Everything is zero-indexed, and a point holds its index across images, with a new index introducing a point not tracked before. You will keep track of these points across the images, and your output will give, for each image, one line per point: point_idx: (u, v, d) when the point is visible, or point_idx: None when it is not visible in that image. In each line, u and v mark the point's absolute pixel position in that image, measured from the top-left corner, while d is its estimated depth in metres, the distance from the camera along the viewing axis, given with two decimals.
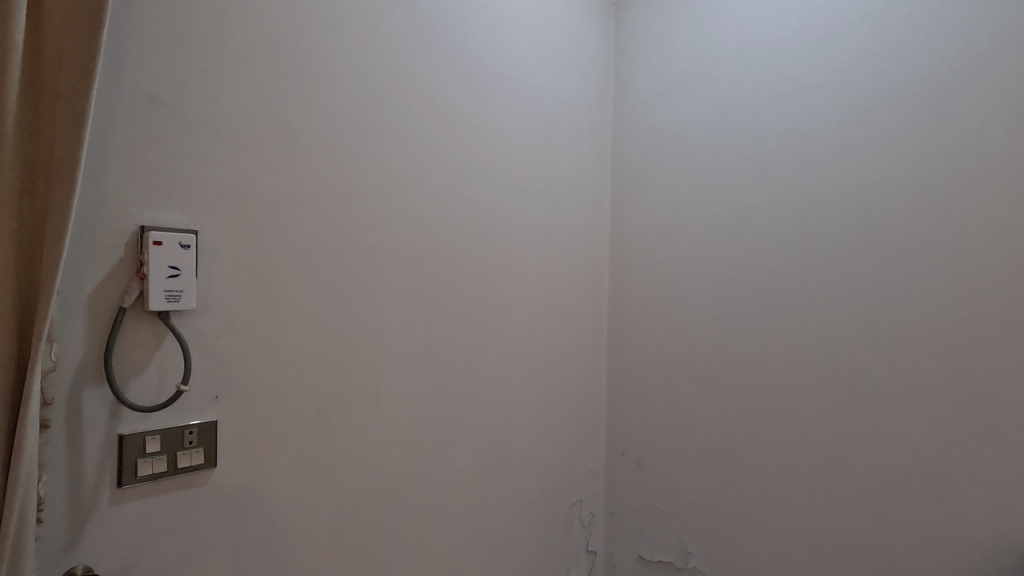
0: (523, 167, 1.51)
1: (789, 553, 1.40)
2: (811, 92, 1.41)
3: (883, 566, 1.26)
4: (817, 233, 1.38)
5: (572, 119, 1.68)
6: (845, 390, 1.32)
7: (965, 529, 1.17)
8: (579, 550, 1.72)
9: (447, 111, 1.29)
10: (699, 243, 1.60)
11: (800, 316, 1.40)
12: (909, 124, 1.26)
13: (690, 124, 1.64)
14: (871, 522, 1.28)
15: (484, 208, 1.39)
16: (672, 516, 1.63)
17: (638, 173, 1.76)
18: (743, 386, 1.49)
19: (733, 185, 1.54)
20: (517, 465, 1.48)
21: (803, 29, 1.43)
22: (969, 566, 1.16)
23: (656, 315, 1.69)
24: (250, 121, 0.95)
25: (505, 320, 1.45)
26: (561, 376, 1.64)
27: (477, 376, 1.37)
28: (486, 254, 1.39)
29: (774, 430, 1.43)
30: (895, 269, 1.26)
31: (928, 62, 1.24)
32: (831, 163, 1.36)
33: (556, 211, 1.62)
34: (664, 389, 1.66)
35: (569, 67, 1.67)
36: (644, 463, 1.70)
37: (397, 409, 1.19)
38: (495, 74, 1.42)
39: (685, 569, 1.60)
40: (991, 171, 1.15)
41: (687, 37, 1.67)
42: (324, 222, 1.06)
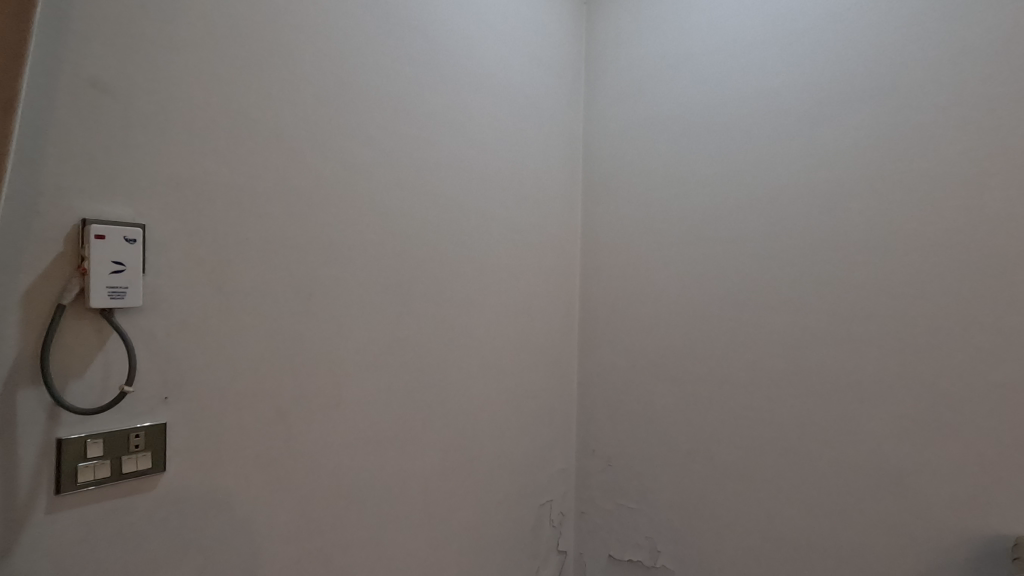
0: (490, 164, 1.49)
1: (755, 550, 1.41)
2: (778, 91, 1.42)
3: (845, 561, 1.28)
4: (782, 230, 1.40)
5: (543, 116, 1.68)
6: (808, 386, 1.34)
7: (923, 523, 1.19)
8: (549, 550, 1.71)
9: (414, 104, 1.27)
10: (668, 242, 1.60)
11: (767, 312, 1.42)
12: (870, 125, 1.28)
13: (660, 120, 1.64)
14: (834, 515, 1.30)
15: (450, 201, 1.36)
16: (641, 515, 1.63)
17: (609, 170, 1.76)
18: (710, 382, 1.50)
19: (701, 183, 1.55)
20: (485, 467, 1.46)
21: (768, 31, 1.45)
22: (927, 560, 1.19)
23: (626, 312, 1.69)
24: (203, 111, 0.92)
25: (474, 317, 1.43)
26: (531, 372, 1.63)
27: (444, 375, 1.35)
28: (454, 250, 1.37)
29: (742, 427, 1.45)
30: (857, 265, 1.29)
31: (889, 64, 1.27)
32: (798, 161, 1.38)
33: (525, 208, 1.61)
34: (634, 387, 1.66)
35: (539, 64, 1.66)
36: (613, 463, 1.70)
37: (361, 409, 1.16)
38: (464, 66, 1.40)
39: (654, 568, 1.60)
40: (948, 170, 1.19)
41: (657, 37, 1.67)
42: (282, 218, 1.02)
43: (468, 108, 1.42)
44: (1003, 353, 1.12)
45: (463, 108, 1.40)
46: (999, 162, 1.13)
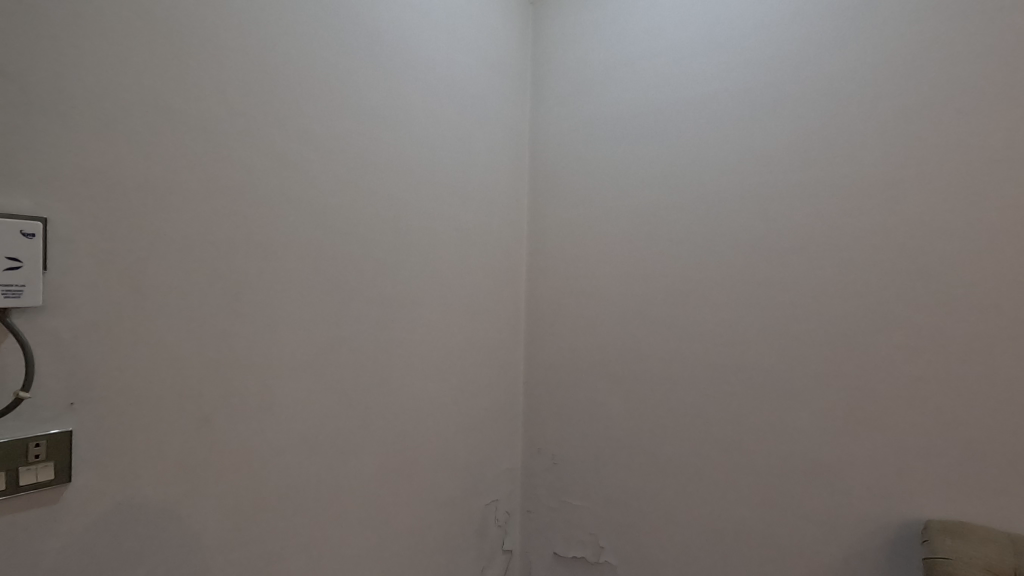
0: (434, 161, 1.47)
1: (692, 543, 1.45)
2: (716, 95, 1.47)
3: (776, 551, 1.33)
4: (719, 231, 1.44)
5: (488, 114, 1.67)
6: (741, 382, 1.39)
7: (847, 512, 1.25)
8: (495, 550, 1.70)
9: (353, 97, 1.24)
10: (611, 241, 1.63)
11: (704, 310, 1.46)
12: (799, 130, 1.34)
13: (604, 121, 1.67)
14: (766, 506, 1.35)
15: (391, 198, 1.34)
16: (585, 512, 1.65)
17: (556, 168, 1.77)
18: (650, 379, 1.53)
19: (644, 183, 1.58)
20: (428, 468, 1.44)
21: (707, 36, 1.49)
22: (850, 547, 1.24)
23: (571, 311, 1.70)
24: (116, 98, 0.86)
25: (416, 315, 1.41)
26: (476, 371, 1.62)
27: (385, 375, 1.32)
28: (395, 249, 1.35)
29: (681, 424, 1.48)
30: (787, 265, 1.34)
31: (817, 72, 1.32)
32: (735, 164, 1.43)
33: (470, 207, 1.59)
34: (578, 385, 1.68)
35: (485, 61, 1.65)
36: (558, 461, 1.71)
37: (294, 412, 1.12)
38: (406, 61, 1.38)
39: (597, 564, 1.62)
40: (868, 176, 1.25)
41: (601, 39, 1.69)
42: (206, 212, 0.97)
43: (411, 104, 1.39)
44: (917, 348, 1.19)
45: (406, 104, 1.38)
46: (913, 169, 1.21)
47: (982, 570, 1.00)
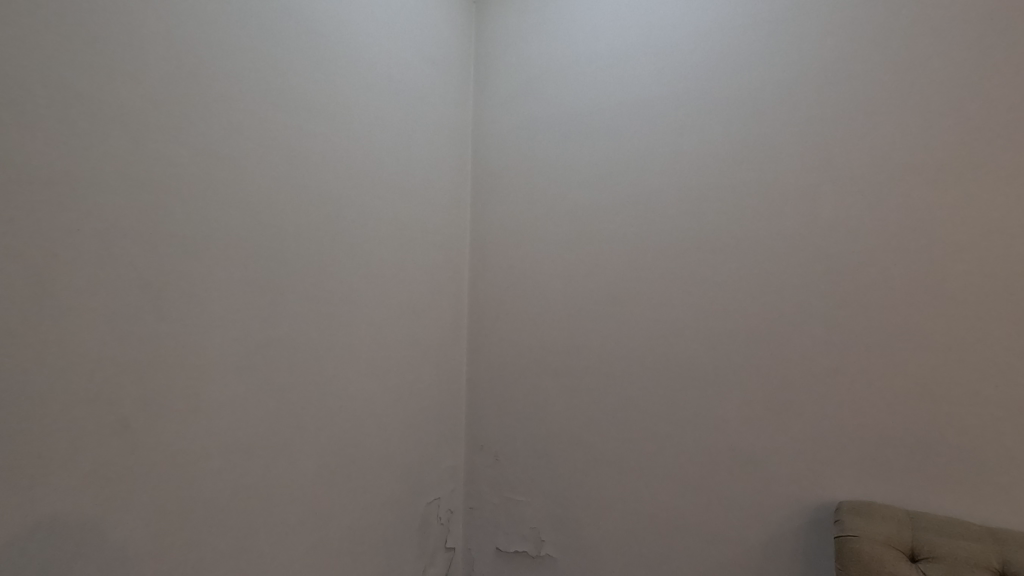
0: (374, 158, 1.45)
1: (630, 532, 1.50)
2: (652, 100, 1.52)
3: (705, 536, 1.40)
4: (654, 231, 1.50)
5: (431, 112, 1.66)
6: (675, 375, 1.45)
7: (771, 497, 1.32)
8: (437, 548, 1.69)
9: (289, 91, 1.21)
10: (552, 240, 1.66)
11: (640, 308, 1.51)
12: (728, 137, 1.41)
13: (546, 122, 1.69)
14: (698, 494, 1.41)
15: (329, 195, 1.31)
16: (527, 507, 1.67)
17: (498, 168, 1.78)
18: (590, 374, 1.57)
19: (583, 184, 1.61)
20: (368, 469, 1.43)
21: (644, 43, 1.55)
22: (772, 530, 1.32)
23: (513, 309, 1.72)
24: (26, 78, 0.79)
25: (356, 314, 1.39)
26: (418, 369, 1.61)
27: (322, 375, 1.30)
28: (332, 247, 1.32)
29: (619, 417, 1.52)
30: (716, 264, 1.41)
31: (744, 82, 1.40)
32: (668, 167, 1.49)
33: (411, 204, 1.58)
34: (520, 381, 1.70)
35: (427, 58, 1.65)
36: (501, 457, 1.72)
37: (225, 414, 1.08)
38: (345, 55, 1.36)
39: (539, 557, 1.65)
40: (789, 181, 1.33)
41: (543, 41, 1.72)
42: (126, 204, 0.91)
43: (350, 100, 1.37)
44: (832, 341, 1.27)
45: (344, 99, 1.35)
46: (829, 175, 1.29)
47: (884, 545, 1.09)
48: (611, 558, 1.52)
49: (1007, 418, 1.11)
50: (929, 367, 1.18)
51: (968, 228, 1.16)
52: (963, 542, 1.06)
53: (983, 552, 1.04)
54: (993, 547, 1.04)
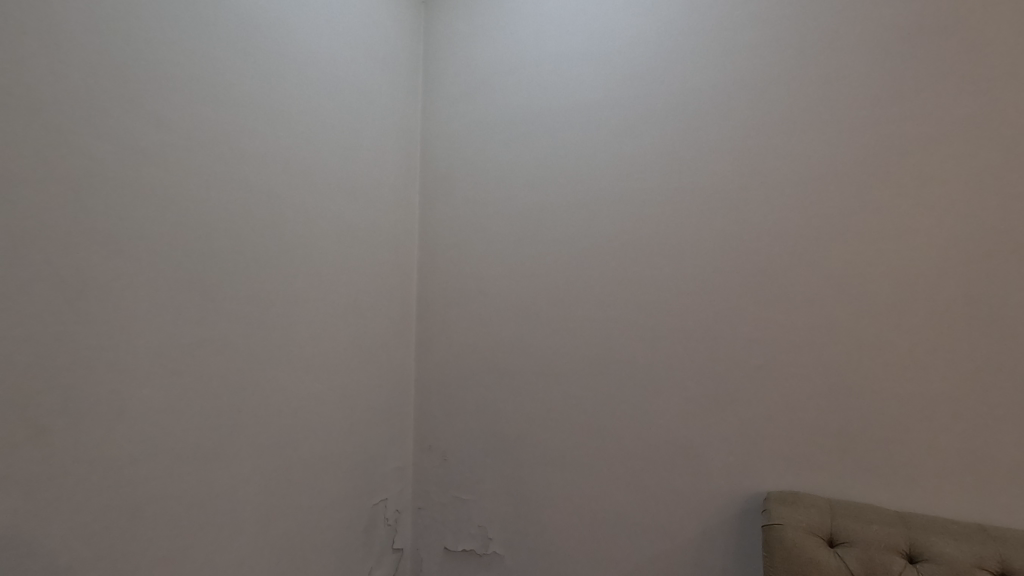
0: (317, 157, 1.43)
1: (576, 528, 1.53)
2: (595, 104, 1.56)
3: (647, 529, 1.44)
4: (598, 233, 1.53)
5: (377, 110, 1.65)
6: (619, 374, 1.49)
7: (708, 489, 1.37)
8: (384, 550, 1.67)
9: (226, 87, 1.18)
10: (500, 240, 1.67)
11: (585, 308, 1.54)
12: (667, 142, 1.46)
13: (493, 123, 1.71)
14: (641, 488, 1.45)
15: (268, 194, 1.28)
16: (475, 505, 1.68)
17: (446, 168, 1.78)
18: (537, 373, 1.59)
19: (530, 186, 1.63)
20: (311, 471, 1.40)
21: (588, 49, 1.58)
22: (710, 522, 1.37)
23: (461, 309, 1.72)
24: None
25: (298, 315, 1.37)
26: (363, 370, 1.59)
27: (262, 377, 1.27)
28: (271, 246, 1.29)
29: (564, 415, 1.55)
30: (656, 266, 1.46)
31: (681, 89, 1.45)
32: (611, 171, 1.52)
33: (356, 204, 1.56)
34: (468, 381, 1.70)
35: (374, 58, 1.64)
36: (449, 457, 1.73)
37: (156, 418, 1.04)
38: (286, 52, 1.33)
39: (486, 555, 1.66)
40: (725, 185, 1.39)
41: (491, 43, 1.73)
42: (44, 200, 0.86)
43: (292, 97, 1.35)
44: (764, 339, 1.33)
45: (285, 96, 1.33)
46: (760, 180, 1.35)
47: (807, 533, 1.14)
48: (558, 554, 1.55)
49: (918, 409, 1.19)
50: (850, 363, 1.25)
51: (884, 232, 1.24)
52: (878, 527, 1.13)
53: (894, 535, 1.11)
54: (903, 531, 1.12)
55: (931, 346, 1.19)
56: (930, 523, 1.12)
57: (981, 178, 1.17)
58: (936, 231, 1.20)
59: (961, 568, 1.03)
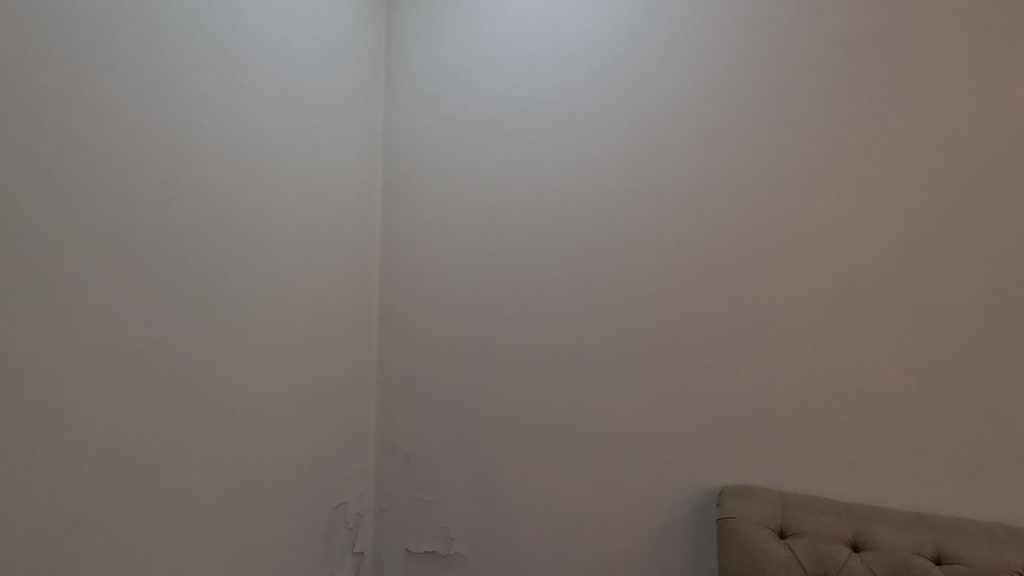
0: (275, 153, 1.39)
1: (539, 525, 1.53)
2: (558, 105, 1.57)
3: (608, 525, 1.45)
4: (561, 232, 1.54)
5: (337, 107, 1.62)
6: (580, 373, 1.50)
7: (667, 485, 1.39)
8: (345, 553, 1.64)
9: (178, 80, 1.14)
10: (463, 239, 1.66)
11: (547, 307, 1.54)
12: (629, 143, 1.48)
13: (457, 122, 1.70)
14: (602, 485, 1.46)
15: (224, 190, 1.24)
16: (437, 506, 1.67)
17: (409, 166, 1.76)
18: (500, 372, 1.59)
19: (494, 185, 1.63)
20: (268, 475, 1.37)
21: (551, 49, 1.59)
22: (669, 516, 1.39)
23: (424, 308, 1.71)
24: None
25: (254, 315, 1.33)
26: (322, 371, 1.56)
27: (217, 379, 1.23)
28: (226, 245, 1.25)
29: (527, 414, 1.56)
30: (617, 265, 1.47)
31: (642, 91, 1.47)
32: (574, 170, 1.54)
33: (316, 203, 1.53)
34: (430, 381, 1.69)
35: (334, 54, 1.60)
36: (411, 458, 1.71)
37: (102, 422, 0.99)
38: (242, 45, 1.29)
39: (449, 555, 1.65)
40: (683, 186, 1.42)
41: (454, 41, 1.72)
42: None
43: (247, 92, 1.31)
44: (720, 337, 1.36)
45: (240, 92, 1.29)
46: (717, 182, 1.39)
47: (759, 525, 1.18)
48: (520, 553, 1.55)
49: (864, 404, 1.24)
50: (801, 360, 1.29)
51: (833, 234, 1.28)
52: (826, 518, 1.17)
53: (841, 525, 1.15)
54: (849, 521, 1.16)
55: (876, 343, 1.24)
56: (873, 513, 1.16)
57: (921, 184, 1.22)
58: (881, 233, 1.25)
59: (901, 555, 1.08)
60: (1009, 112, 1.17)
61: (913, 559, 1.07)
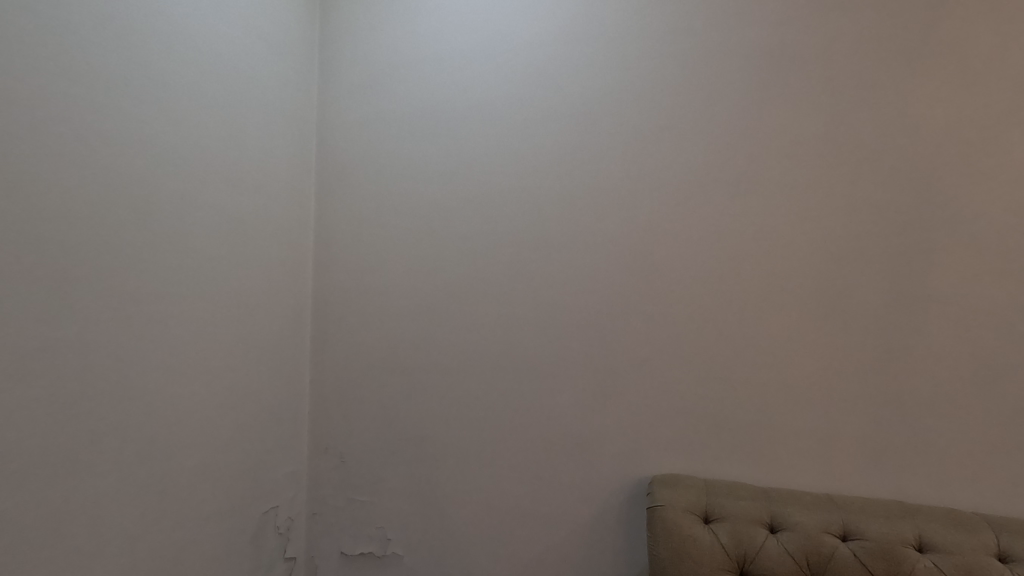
0: (200, 143, 1.31)
1: (477, 521, 1.54)
2: (499, 102, 1.57)
3: (545, 518, 1.48)
4: (500, 230, 1.54)
5: (268, 97, 1.55)
6: (518, 369, 1.51)
7: (601, 477, 1.43)
8: (275, 560, 1.58)
9: (90, 62, 1.05)
10: (401, 235, 1.64)
11: (485, 305, 1.55)
12: (566, 143, 1.50)
13: (396, 116, 1.67)
14: (539, 479, 1.48)
15: (142, 181, 1.17)
16: (374, 507, 1.64)
17: (345, 159, 1.71)
18: (438, 370, 1.58)
19: (433, 182, 1.61)
20: (191, 482, 1.30)
21: (491, 47, 1.58)
22: (602, 507, 1.43)
23: (360, 306, 1.67)
24: None
25: (178, 314, 1.26)
26: (252, 371, 1.50)
27: (135, 382, 1.15)
28: (146, 239, 1.17)
29: (466, 411, 1.55)
30: (555, 263, 1.49)
31: (581, 92, 1.50)
32: (513, 168, 1.54)
33: (245, 197, 1.46)
34: (366, 380, 1.66)
35: (265, 41, 1.53)
36: (346, 459, 1.67)
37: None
38: (163, 27, 1.21)
39: (385, 556, 1.63)
40: (617, 186, 1.46)
41: (392, 33, 1.69)
42: None
43: (167, 77, 1.22)
44: (651, 333, 1.41)
45: (159, 76, 1.20)
46: (649, 182, 1.43)
47: (685, 511, 1.23)
48: (458, 550, 1.55)
49: (782, 394, 1.32)
50: (726, 354, 1.36)
51: (755, 234, 1.36)
52: (746, 502, 1.23)
53: (760, 509, 1.22)
54: (767, 505, 1.23)
55: (793, 337, 1.32)
56: (788, 496, 1.24)
57: (833, 188, 1.31)
58: (798, 234, 1.33)
59: (812, 533, 1.16)
60: (909, 125, 1.27)
61: (823, 537, 1.15)
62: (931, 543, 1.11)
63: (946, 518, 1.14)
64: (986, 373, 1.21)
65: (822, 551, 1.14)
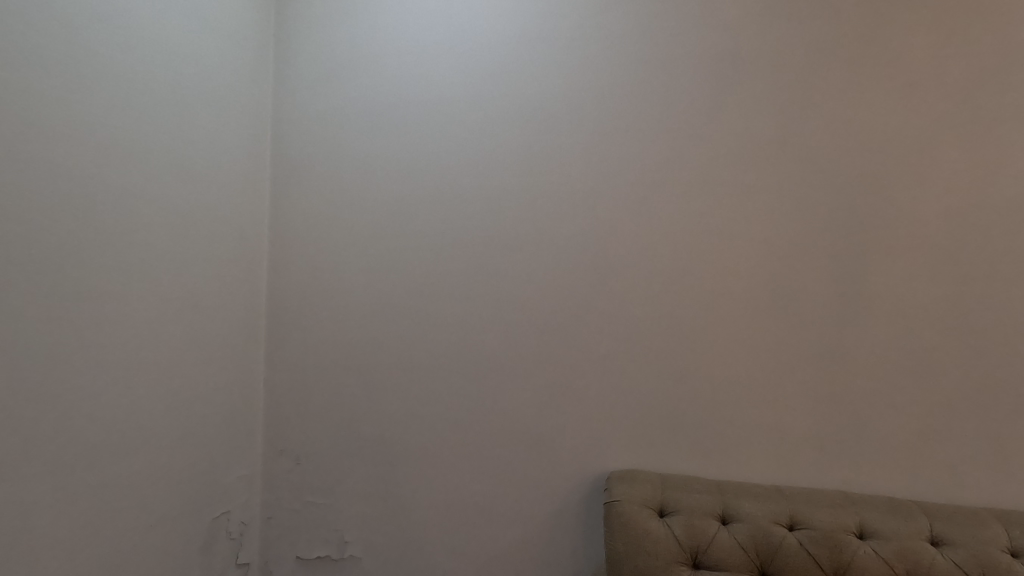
0: (147, 134, 1.26)
1: (436, 521, 1.53)
2: (459, 100, 1.56)
3: (504, 516, 1.48)
4: (461, 228, 1.53)
5: (221, 88, 1.49)
6: (478, 368, 1.51)
7: (559, 474, 1.44)
8: (226, 567, 1.53)
9: (23, 46, 0.99)
10: (359, 232, 1.61)
11: (445, 303, 1.54)
12: (527, 141, 1.50)
13: (354, 111, 1.64)
14: (498, 478, 1.48)
15: (83, 173, 1.11)
16: (331, 509, 1.61)
17: (302, 154, 1.67)
18: (398, 370, 1.56)
19: (392, 178, 1.59)
20: (136, 487, 1.24)
21: (451, 43, 1.57)
22: (561, 504, 1.44)
23: (317, 305, 1.63)
24: None
25: (123, 311, 1.20)
26: (202, 372, 1.45)
27: (74, 384, 1.10)
28: (86, 234, 1.12)
29: (426, 411, 1.54)
30: (516, 262, 1.49)
31: (541, 91, 1.50)
32: (473, 166, 1.54)
33: (195, 191, 1.41)
34: (324, 381, 1.62)
35: (217, 31, 1.48)
36: (301, 461, 1.63)
37: None
38: (106, 11, 1.15)
39: (343, 559, 1.60)
40: (576, 186, 1.47)
41: (351, 27, 1.66)
42: None
43: (112, 64, 1.17)
44: (609, 331, 1.43)
45: (102, 63, 1.15)
46: (608, 182, 1.45)
47: (642, 505, 1.25)
48: (417, 551, 1.54)
49: (735, 390, 1.35)
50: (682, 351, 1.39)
51: (710, 234, 1.39)
52: (700, 496, 1.26)
53: (713, 502, 1.25)
54: (720, 498, 1.26)
55: (745, 334, 1.36)
56: (739, 489, 1.28)
57: (783, 190, 1.36)
58: (751, 234, 1.37)
59: (762, 524, 1.20)
60: (853, 130, 1.33)
61: (772, 527, 1.19)
62: (871, 530, 1.16)
63: (884, 506, 1.20)
64: (922, 368, 1.27)
65: (770, 541, 1.17)
